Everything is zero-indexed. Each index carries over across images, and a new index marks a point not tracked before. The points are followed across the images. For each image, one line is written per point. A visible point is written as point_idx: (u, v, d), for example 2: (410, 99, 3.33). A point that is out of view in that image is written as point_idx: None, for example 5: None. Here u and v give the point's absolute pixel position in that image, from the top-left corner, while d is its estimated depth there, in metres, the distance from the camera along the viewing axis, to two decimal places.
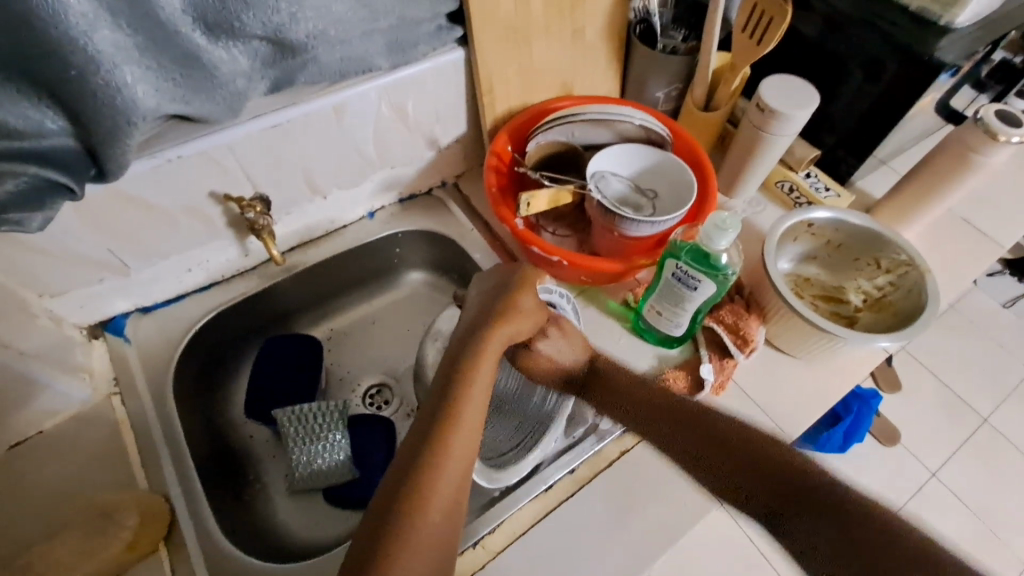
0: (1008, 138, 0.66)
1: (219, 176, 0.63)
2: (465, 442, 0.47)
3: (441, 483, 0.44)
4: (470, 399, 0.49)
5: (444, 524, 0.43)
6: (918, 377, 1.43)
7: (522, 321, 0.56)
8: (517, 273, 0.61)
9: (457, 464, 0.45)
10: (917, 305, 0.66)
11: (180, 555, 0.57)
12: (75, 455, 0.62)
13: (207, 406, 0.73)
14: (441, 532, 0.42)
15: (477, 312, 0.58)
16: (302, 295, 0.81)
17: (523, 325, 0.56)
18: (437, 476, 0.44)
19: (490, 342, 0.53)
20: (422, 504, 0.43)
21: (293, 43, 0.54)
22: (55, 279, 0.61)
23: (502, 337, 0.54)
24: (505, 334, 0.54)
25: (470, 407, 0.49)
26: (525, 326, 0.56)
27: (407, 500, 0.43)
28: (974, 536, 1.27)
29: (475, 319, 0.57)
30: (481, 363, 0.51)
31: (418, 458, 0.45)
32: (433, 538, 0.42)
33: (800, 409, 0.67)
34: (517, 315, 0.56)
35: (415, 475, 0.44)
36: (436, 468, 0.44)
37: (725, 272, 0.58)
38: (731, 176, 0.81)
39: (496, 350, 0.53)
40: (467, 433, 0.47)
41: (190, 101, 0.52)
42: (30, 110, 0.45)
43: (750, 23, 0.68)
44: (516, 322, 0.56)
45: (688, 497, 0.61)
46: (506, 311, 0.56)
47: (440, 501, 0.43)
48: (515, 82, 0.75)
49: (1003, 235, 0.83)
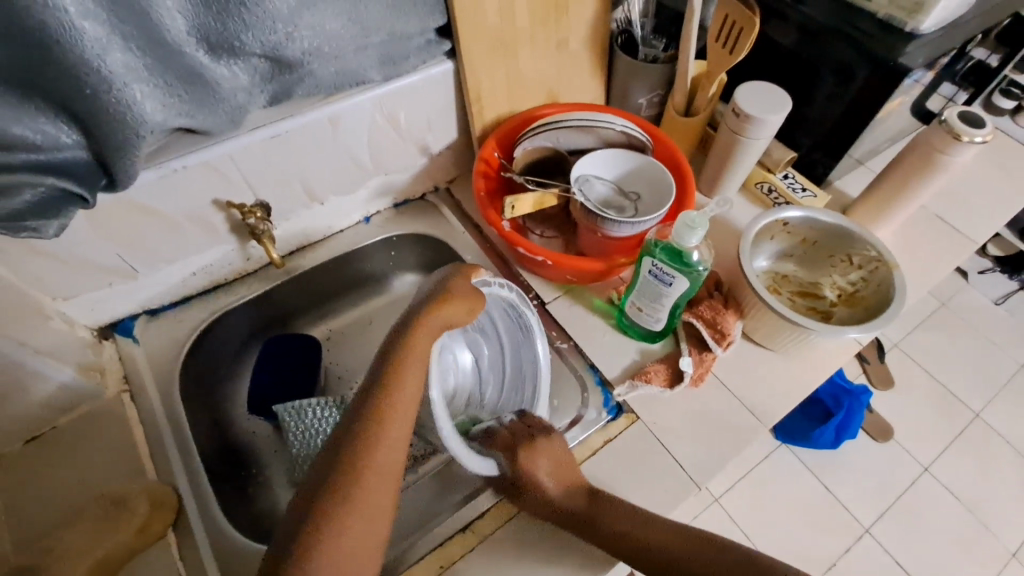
0: (972, 138, 0.69)
1: (222, 185, 0.66)
2: (396, 437, 0.49)
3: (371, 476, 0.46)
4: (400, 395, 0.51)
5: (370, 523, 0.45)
6: (911, 374, 1.46)
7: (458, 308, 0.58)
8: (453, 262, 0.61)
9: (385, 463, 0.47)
10: (887, 298, 0.69)
11: (187, 541, 0.60)
12: (86, 449, 0.66)
13: (211, 403, 0.77)
14: (367, 528, 0.45)
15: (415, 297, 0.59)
16: (300, 297, 0.85)
17: (456, 310, 0.57)
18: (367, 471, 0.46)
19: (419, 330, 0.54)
20: (357, 499, 0.45)
21: (290, 60, 0.58)
22: (68, 283, 0.65)
23: (435, 324, 0.55)
24: (438, 320, 0.56)
25: (402, 403, 0.50)
26: (464, 310, 0.58)
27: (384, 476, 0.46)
28: (965, 528, 1.28)
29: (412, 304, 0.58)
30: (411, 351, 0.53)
31: (352, 452, 0.47)
32: (361, 535, 0.44)
33: (777, 398, 0.70)
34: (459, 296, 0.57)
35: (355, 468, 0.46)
36: (368, 457, 0.46)
37: (698, 269, 0.61)
38: (712, 178, 0.85)
39: (429, 341, 0.55)
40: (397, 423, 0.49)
41: (194, 115, 0.56)
42: (49, 127, 0.48)
43: (722, 34, 0.71)
44: (452, 308, 0.57)
45: (669, 483, 0.64)
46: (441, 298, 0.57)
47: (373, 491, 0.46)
48: (503, 91, 0.79)
49: (977, 232, 0.87)
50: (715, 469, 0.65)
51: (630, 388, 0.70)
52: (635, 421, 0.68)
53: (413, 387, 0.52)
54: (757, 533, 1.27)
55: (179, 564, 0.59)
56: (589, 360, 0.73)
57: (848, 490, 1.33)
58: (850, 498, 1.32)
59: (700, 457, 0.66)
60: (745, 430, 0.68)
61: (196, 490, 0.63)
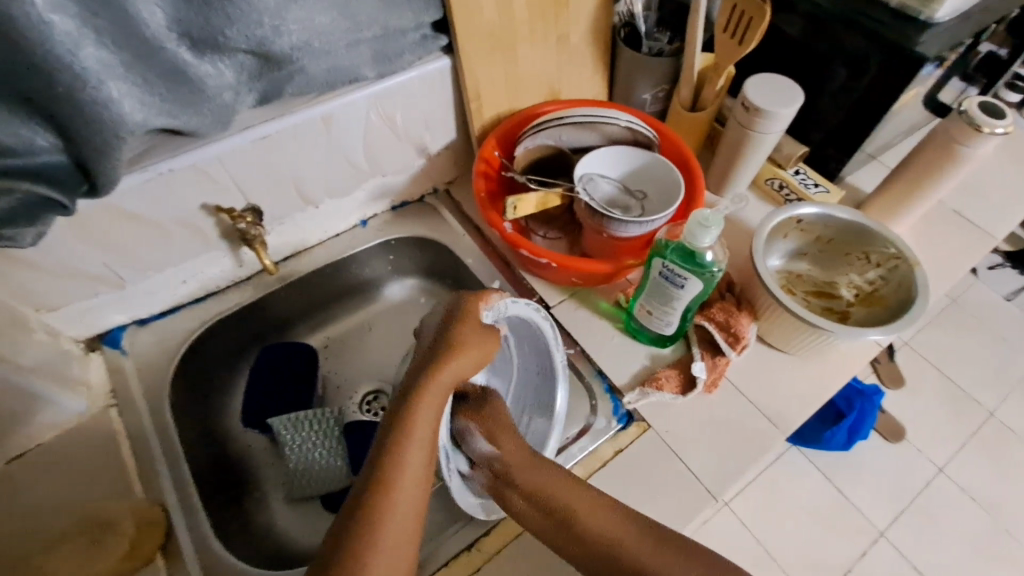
0: (993, 129, 0.66)
1: (210, 189, 0.63)
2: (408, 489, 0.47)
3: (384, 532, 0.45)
4: (410, 451, 0.49)
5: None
6: (923, 374, 1.42)
7: (467, 356, 0.55)
8: (460, 301, 0.58)
9: (403, 513, 0.47)
10: (908, 298, 0.66)
11: (175, 562, 0.57)
12: (73, 466, 0.63)
13: (204, 416, 0.74)
14: None
15: (429, 344, 0.57)
16: (296, 304, 0.82)
17: (467, 360, 0.55)
18: (378, 528, 0.45)
19: (430, 384, 0.53)
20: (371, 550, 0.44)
21: (278, 56, 0.55)
22: (51, 295, 0.62)
23: (443, 381, 0.54)
24: (448, 371, 0.54)
25: (412, 459, 0.49)
26: (474, 361, 0.55)
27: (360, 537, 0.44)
28: (983, 532, 1.25)
29: (425, 353, 0.57)
30: (421, 406, 0.51)
31: (363, 505, 0.46)
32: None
33: (795, 404, 0.67)
34: (469, 344, 0.55)
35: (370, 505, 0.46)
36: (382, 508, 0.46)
37: (712, 269, 0.58)
38: (720, 175, 0.82)
39: (435, 400, 0.53)
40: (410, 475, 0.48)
41: (177, 115, 0.53)
42: (22, 130, 0.46)
43: (731, 24, 0.68)
44: (462, 359, 0.55)
45: (685, 493, 0.61)
46: (451, 347, 0.55)
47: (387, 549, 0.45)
48: (502, 89, 0.76)
49: (996, 226, 0.83)
50: (732, 480, 0.62)
51: (640, 395, 0.67)
52: (647, 429, 0.65)
53: (423, 441, 0.50)
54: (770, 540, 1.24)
55: None
56: (597, 366, 0.70)
57: (863, 493, 1.29)
58: (865, 502, 1.28)
59: (714, 461, 0.63)
60: (762, 437, 0.65)
61: (186, 507, 0.60)
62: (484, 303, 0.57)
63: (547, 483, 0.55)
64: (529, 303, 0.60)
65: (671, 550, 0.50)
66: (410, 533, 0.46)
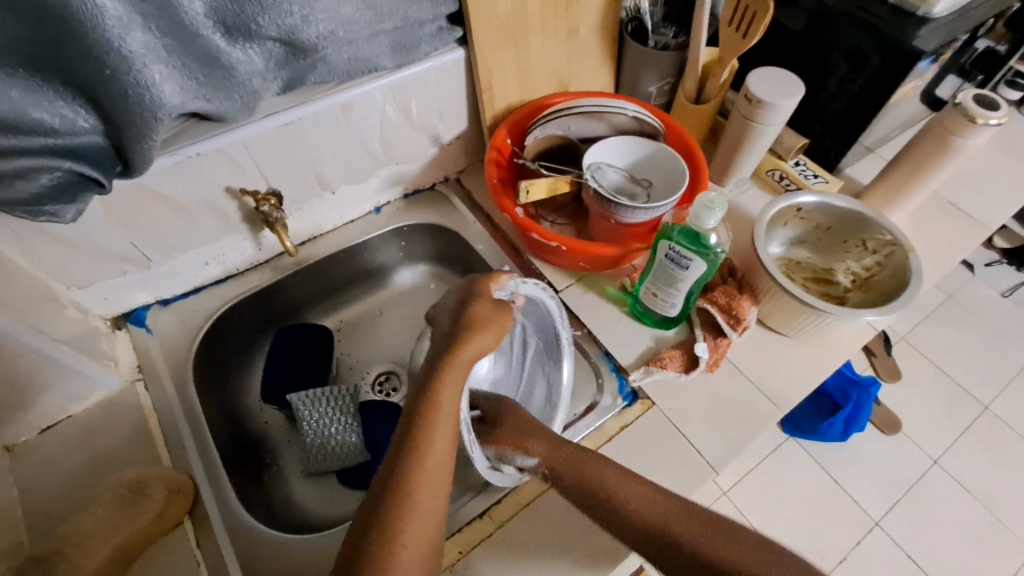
0: (987, 120, 0.68)
1: (235, 173, 0.66)
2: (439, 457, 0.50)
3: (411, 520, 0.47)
4: (440, 419, 0.52)
5: (421, 551, 0.46)
6: (919, 368, 1.45)
7: (487, 335, 0.59)
8: (475, 284, 0.64)
9: (434, 482, 0.49)
10: (902, 281, 0.69)
11: (203, 528, 0.60)
12: (101, 438, 0.65)
13: (224, 394, 0.76)
14: (415, 555, 0.46)
15: (446, 330, 0.61)
16: (311, 287, 0.85)
17: (489, 339, 0.59)
18: (406, 515, 0.47)
19: (454, 366, 0.56)
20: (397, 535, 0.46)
21: (304, 44, 0.57)
22: (82, 273, 0.65)
23: (466, 360, 0.57)
24: (471, 351, 0.57)
25: (442, 430, 0.52)
26: (494, 336, 0.59)
27: (385, 515, 0.47)
28: (975, 521, 1.27)
29: (445, 335, 0.60)
30: (446, 387, 0.54)
31: (390, 468, 0.49)
32: (419, 539, 0.46)
33: (793, 384, 0.70)
34: (487, 321, 0.60)
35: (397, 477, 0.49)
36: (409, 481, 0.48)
37: (715, 251, 0.61)
38: (722, 166, 0.85)
39: (459, 377, 0.56)
40: (439, 458, 0.50)
41: (211, 98, 0.56)
42: (66, 110, 0.48)
43: (736, 18, 0.71)
44: (484, 337, 0.58)
45: (688, 469, 0.64)
46: (474, 325, 0.59)
47: (417, 520, 0.47)
48: (514, 80, 0.79)
49: (989, 217, 0.86)
50: (733, 454, 0.65)
51: (645, 373, 0.69)
52: (652, 406, 0.68)
53: (451, 410, 0.53)
54: (766, 527, 1.27)
55: (196, 553, 0.59)
56: (603, 347, 0.73)
57: (858, 483, 1.32)
58: (861, 492, 1.31)
59: (716, 437, 0.66)
60: (762, 415, 0.67)
61: (213, 477, 0.64)
62: (496, 279, 0.63)
63: (589, 471, 0.56)
64: (540, 284, 0.66)
65: (633, 480, 0.54)
66: (436, 502, 0.49)
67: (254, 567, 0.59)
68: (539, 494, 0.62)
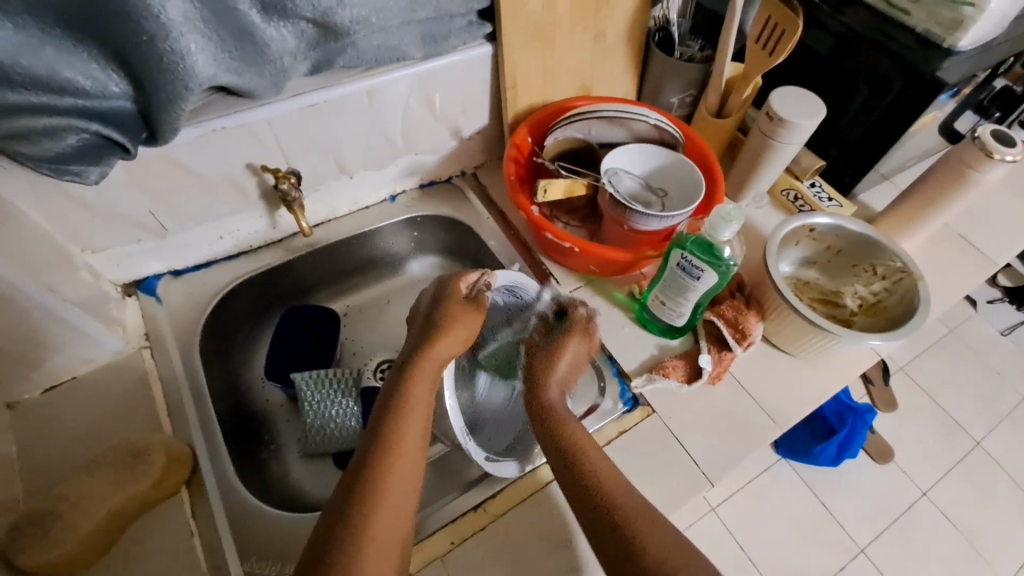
0: (1002, 156, 0.69)
1: (258, 150, 0.67)
2: (413, 443, 0.52)
3: (382, 511, 0.47)
4: (411, 410, 0.54)
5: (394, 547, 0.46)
6: (915, 399, 1.45)
7: (454, 335, 0.61)
8: (445, 285, 0.66)
9: (408, 469, 0.50)
10: (909, 309, 0.69)
11: (198, 499, 0.61)
12: (103, 401, 0.65)
13: (228, 369, 0.77)
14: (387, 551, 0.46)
15: (420, 328, 0.63)
16: (321, 271, 0.86)
17: (457, 338, 0.61)
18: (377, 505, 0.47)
19: (423, 366, 0.58)
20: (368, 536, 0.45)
21: (338, 27, 0.58)
22: (97, 236, 0.65)
23: (435, 359, 0.59)
24: (437, 355, 0.59)
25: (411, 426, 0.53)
26: (462, 336, 0.61)
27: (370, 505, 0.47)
28: (959, 556, 1.27)
29: (419, 333, 0.62)
30: (416, 384, 0.56)
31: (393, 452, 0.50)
32: (389, 536, 0.46)
33: (792, 402, 0.70)
34: (455, 322, 0.62)
35: (378, 470, 0.49)
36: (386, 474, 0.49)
37: (727, 263, 0.61)
38: (737, 183, 0.85)
39: (429, 374, 0.58)
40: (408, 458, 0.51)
41: (241, 73, 0.56)
42: (98, 72, 0.49)
43: (764, 35, 0.72)
44: (449, 338, 0.60)
45: (684, 478, 0.64)
46: (443, 325, 0.61)
47: (388, 521, 0.47)
48: (539, 80, 0.79)
49: (998, 252, 0.87)
50: (729, 467, 0.65)
51: (647, 380, 0.70)
52: (652, 414, 0.68)
53: (423, 401, 0.55)
54: (752, 545, 1.27)
55: (190, 523, 0.59)
56: (607, 351, 0.73)
57: (847, 509, 1.32)
58: (849, 518, 1.31)
59: (712, 448, 0.66)
60: (759, 430, 0.68)
61: (212, 450, 0.64)
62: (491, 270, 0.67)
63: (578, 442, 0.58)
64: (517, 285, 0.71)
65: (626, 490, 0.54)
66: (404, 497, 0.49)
67: (247, 542, 0.59)
68: (536, 490, 0.62)
